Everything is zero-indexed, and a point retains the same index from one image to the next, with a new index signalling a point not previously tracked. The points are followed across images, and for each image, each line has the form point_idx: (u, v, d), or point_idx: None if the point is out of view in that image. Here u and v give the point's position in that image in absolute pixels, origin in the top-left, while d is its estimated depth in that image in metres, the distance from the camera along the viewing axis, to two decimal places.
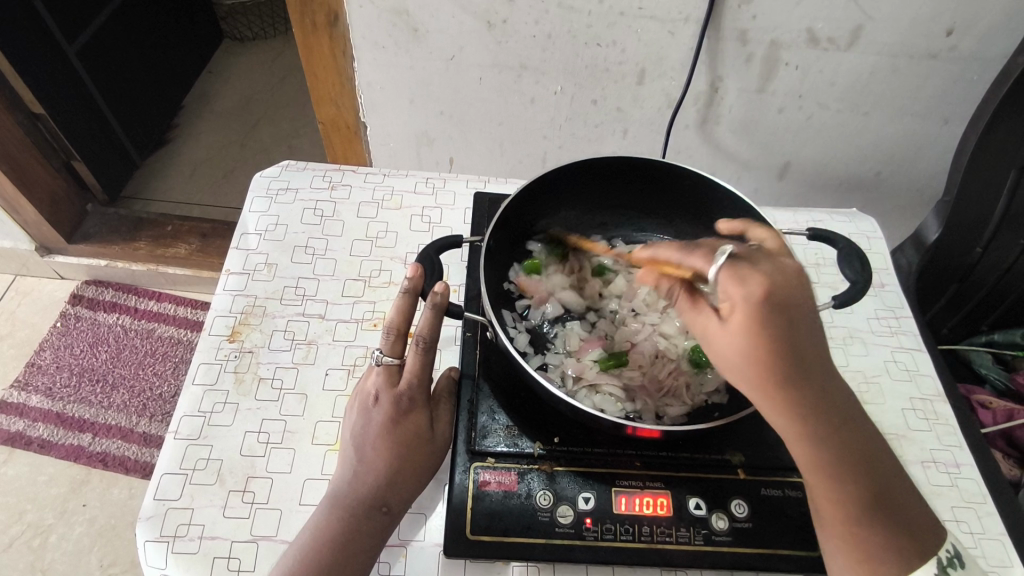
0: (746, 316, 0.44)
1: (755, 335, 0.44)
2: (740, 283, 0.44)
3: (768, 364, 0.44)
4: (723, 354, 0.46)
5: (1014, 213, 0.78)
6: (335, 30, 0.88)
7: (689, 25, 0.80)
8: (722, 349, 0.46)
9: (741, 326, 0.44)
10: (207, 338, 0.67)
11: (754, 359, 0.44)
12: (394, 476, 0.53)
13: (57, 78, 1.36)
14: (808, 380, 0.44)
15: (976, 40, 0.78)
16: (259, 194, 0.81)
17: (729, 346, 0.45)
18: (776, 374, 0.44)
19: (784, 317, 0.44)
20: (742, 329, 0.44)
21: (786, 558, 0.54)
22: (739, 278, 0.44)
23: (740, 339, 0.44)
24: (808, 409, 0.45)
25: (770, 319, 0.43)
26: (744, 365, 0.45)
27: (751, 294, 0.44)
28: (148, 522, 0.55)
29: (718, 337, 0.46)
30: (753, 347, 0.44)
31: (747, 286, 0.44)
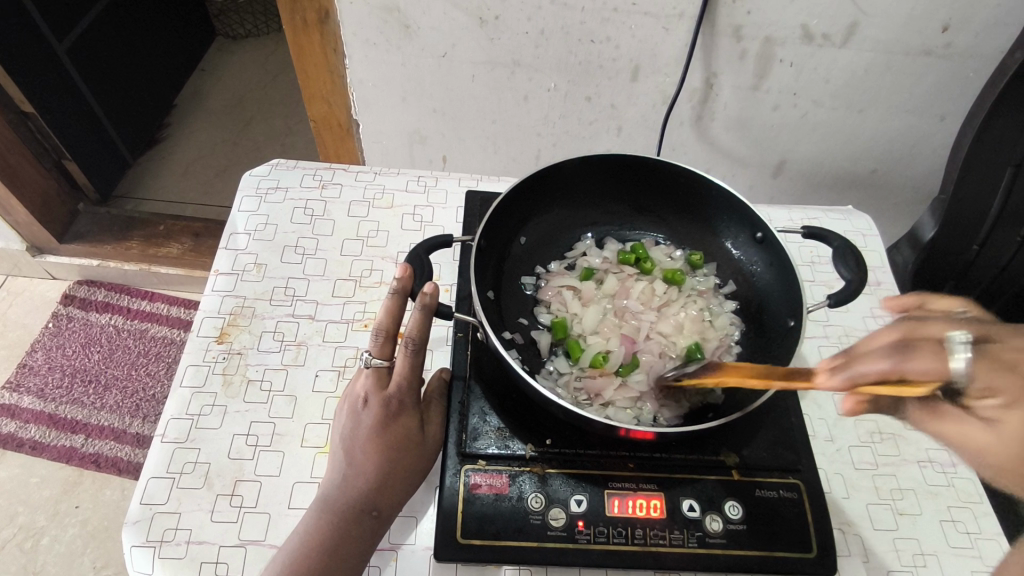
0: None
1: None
2: (1010, 372, 0.42)
3: (1022, 451, 0.42)
4: (976, 445, 0.45)
5: (1012, 210, 0.76)
6: (325, 27, 0.87)
7: (683, 22, 0.80)
8: (988, 445, 0.44)
9: (1022, 419, 0.42)
10: (195, 339, 0.66)
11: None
12: (384, 480, 0.52)
13: (47, 77, 1.34)
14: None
15: (973, 36, 0.77)
16: (248, 193, 0.80)
17: (998, 441, 0.43)
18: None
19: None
20: (1011, 417, 0.43)
21: (780, 560, 0.54)
22: (1010, 368, 0.42)
23: (1014, 428, 0.42)
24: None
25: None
26: (999, 457, 0.43)
27: (1016, 384, 0.42)
28: (134, 527, 0.54)
29: (977, 435, 0.44)
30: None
31: (1008, 374, 0.42)
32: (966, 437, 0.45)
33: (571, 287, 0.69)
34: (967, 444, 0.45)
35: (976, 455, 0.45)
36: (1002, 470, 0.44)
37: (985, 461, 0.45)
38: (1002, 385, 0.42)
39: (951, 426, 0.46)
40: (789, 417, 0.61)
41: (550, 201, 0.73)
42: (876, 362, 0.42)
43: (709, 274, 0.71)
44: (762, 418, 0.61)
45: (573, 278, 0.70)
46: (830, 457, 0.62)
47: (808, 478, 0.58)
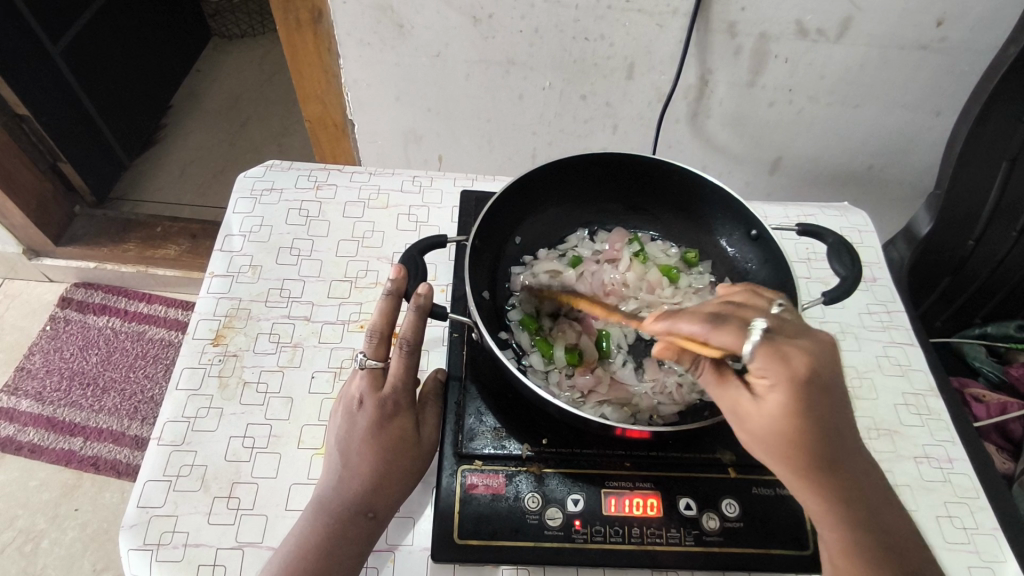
0: (790, 390, 0.41)
1: (789, 412, 0.42)
2: (781, 362, 0.41)
3: (780, 429, 0.43)
4: (751, 420, 0.44)
5: (1006, 205, 0.77)
6: (319, 27, 0.87)
7: (677, 18, 0.79)
8: (757, 422, 0.44)
9: (780, 404, 0.42)
10: (191, 341, 0.66)
11: (787, 427, 0.43)
12: (379, 481, 0.52)
13: (42, 80, 1.34)
14: (807, 441, 0.43)
15: (967, 31, 0.77)
16: (243, 195, 0.80)
17: (762, 416, 0.43)
18: (801, 438, 0.43)
19: (815, 388, 0.41)
20: (779, 403, 0.42)
21: (777, 557, 0.54)
22: (782, 357, 0.41)
23: (780, 410, 0.42)
24: (802, 466, 0.44)
25: (797, 391, 0.41)
26: (763, 432, 0.44)
27: (785, 373, 0.41)
28: (131, 530, 0.54)
29: (751, 412, 0.44)
30: (791, 415, 0.42)
31: (780, 365, 0.41)
32: (743, 413, 0.45)
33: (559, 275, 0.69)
34: (744, 418, 0.45)
35: (745, 426, 0.45)
36: (757, 441, 0.45)
37: (752, 435, 0.45)
38: (765, 369, 0.42)
39: (730, 399, 0.45)
40: None
41: (543, 200, 0.73)
42: (687, 320, 0.43)
43: (705, 271, 0.71)
44: None
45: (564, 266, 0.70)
46: None
47: None
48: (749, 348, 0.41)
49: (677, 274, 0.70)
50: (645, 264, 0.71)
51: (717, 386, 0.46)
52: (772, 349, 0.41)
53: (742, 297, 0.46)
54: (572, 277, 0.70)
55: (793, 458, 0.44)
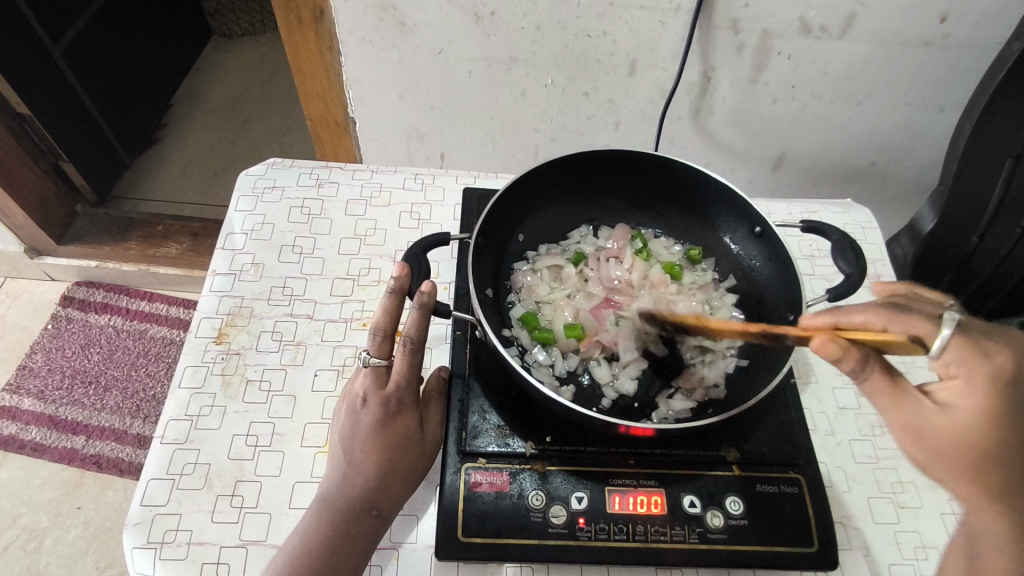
0: (986, 385, 0.44)
1: (981, 409, 0.44)
2: (974, 359, 0.44)
3: (966, 432, 0.44)
4: (930, 430, 0.45)
5: (1011, 201, 0.76)
6: (320, 25, 0.87)
7: (680, 15, 0.79)
8: (941, 430, 0.45)
9: (978, 400, 0.44)
10: (194, 340, 0.66)
11: (978, 429, 0.44)
12: (384, 479, 0.52)
13: (42, 78, 1.34)
14: (995, 448, 0.44)
15: (971, 27, 0.77)
16: (245, 193, 0.80)
17: (950, 423, 0.45)
18: (982, 444, 0.44)
19: (1020, 389, 0.44)
20: (966, 400, 0.44)
21: (782, 555, 0.54)
22: (978, 352, 0.44)
23: (968, 411, 0.44)
24: (984, 481, 0.45)
25: (996, 389, 0.43)
26: (939, 438, 0.45)
27: (983, 369, 0.44)
28: (135, 529, 0.54)
29: (932, 420, 0.45)
30: (980, 413, 0.44)
31: (981, 362, 0.44)
32: (922, 422, 0.45)
33: (557, 268, 0.70)
34: (921, 428, 0.45)
35: (925, 437, 0.45)
36: (939, 453, 0.45)
37: (928, 444, 0.45)
38: (958, 365, 0.44)
39: (906, 410, 0.45)
40: (789, 411, 0.61)
41: (546, 197, 0.73)
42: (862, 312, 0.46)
43: (708, 268, 0.71)
44: (761, 412, 0.61)
45: (563, 260, 0.71)
46: (832, 451, 0.62)
47: (810, 473, 0.58)
48: (941, 338, 0.44)
49: (678, 271, 0.69)
50: (647, 262, 0.70)
51: (891, 397, 0.46)
52: (969, 339, 0.44)
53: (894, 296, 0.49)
54: (571, 274, 0.70)
55: (965, 467, 0.45)
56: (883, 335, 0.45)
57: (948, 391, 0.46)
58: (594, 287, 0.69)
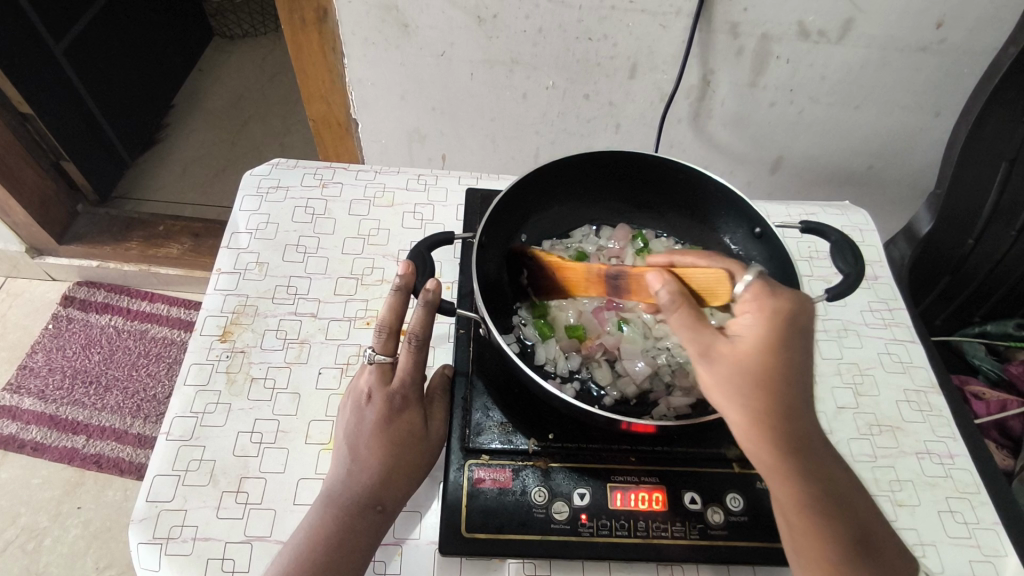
0: (767, 320, 0.48)
1: (764, 343, 0.46)
2: (769, 295, 0.49)
3: (752, 364, 0.46)
4: (721, 360, 0.46)
5: (1004, 206, 0.78)
6: (324, 26, 0.87)
7: (680, 19, 0.80)
8: (729, 359, 0.46)
9: (761, 336, 0.47)
10: (199, 338, 0.67)
11: (762, 359, 0.46)
12: (388, 474, 0.53)
13: (44, 78, 1.34)
14: (777, 383, 0.46)
15: (967, 32, 0.78)
16: (249, 193, 0.80)
17: (737, 353, 0.46)
18: (769, 376, 0.46)
19: (791, 326, 0.48)
20: (755, 332, 0.47)
21: (781, 552, 0.54)
22: (770, 292, 0.49)
23: (757, 337, 0.47)
24: (762, 410, 0.45)
25: (777, 322, 0.47)
26: (733, 369, 0.46)
27: (768, 305, 0.48)
28: (140, 524, 0.55)
29: (723, 351, 0.47)
30: (764, 346, 0.46)
31: (769, 297, 0.49)
32: (714, 351, 0.47)
33: None
34: (715, 358, 0.47)
35: (716, 368, 0.46)
36: (726, 386, 0.46)
37: (719, 374, 0.46)
38: (751, 302, 0.49)
39: (705, 334, 0.47)
40: None
41: (549, 197, 0.74)
42: (691, 255, 0.59)
43: None
44: None
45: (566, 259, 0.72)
46: None
47: None
48: (747, 280, 0.51)
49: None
50: (647, 260, 0.71)
51: (693, 329, 0.48)
52: (764, 282, 0.50)
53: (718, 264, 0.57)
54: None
55: (762, 404, 0.46)
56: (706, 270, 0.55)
57: (739, 325, 0.49)
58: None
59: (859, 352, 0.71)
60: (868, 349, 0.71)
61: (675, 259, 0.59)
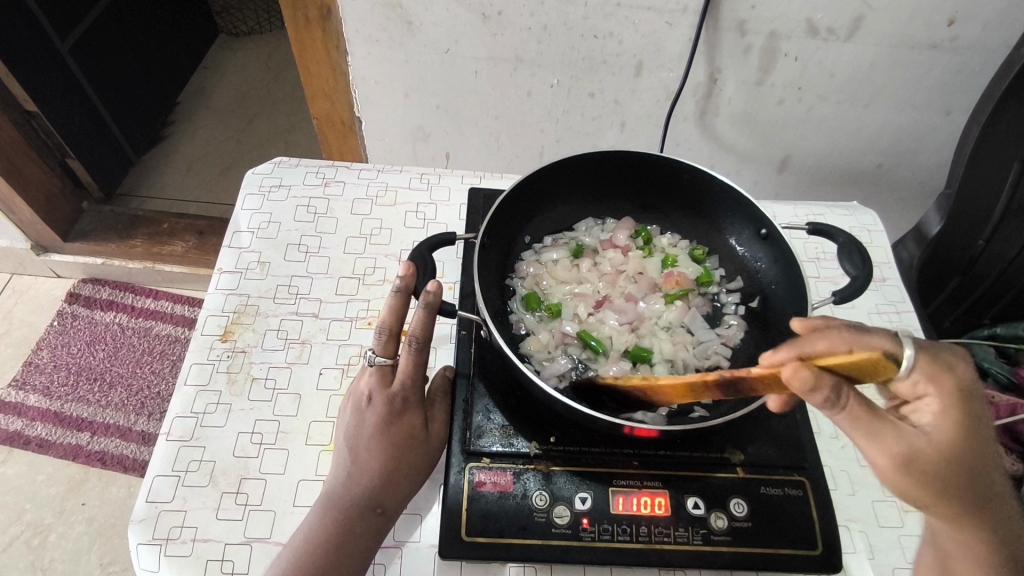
0: (953, 400, 0.43)
1: (955, 429, 0.43)
2: (947, 373, 0.43)
3: (952, 452, 0.43)
4: (919, 456, 0.42)
5: (1018, 206, 0.75)
6: (327, 24, 0.87)
7: (686, 16, 0.79)
8: (929, 457, 0.42)
9: (949, 419, 0.43)
10: (200, 337, 0.66)
11: (957, 445, 0.43)
12: (389, 478, 0.52)
13: (49, 75, 1.34)
14: (970, 464, 0.43)
15: (978, 30, 0.76)
16: (251, 192, 0.80)
17: (936, 446, 0.42)
18: (962, 462, 0.43)
19: (972, 403, 0.44)
20: (941, 420, 0.43)
21: (785, 558, 0.53)
22: (945, 368, 0.43)
23: (947, 423, 0.43)
24: (955, 496, 0.43)
25: (961, 404, 0.43)
26: (929, 462, 0.42)
27: (953, 384, 0.43)
28: (140, 525, 0.54)
29: (919, 441, 0.43)
30: (958, 437, 0.43)
31: (947, 376, 0.43)
32: (910, 448, 0.42)
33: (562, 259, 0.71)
34: (910, 455, 0.42)
35: (911, 467, 0.42)
36: (923, 482, 0.43)
37: (916, 475, 0.42)
38: (927, 384, 0.43)
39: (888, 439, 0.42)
40: (794, 414, 0.61)
41: (553, 197, 0.73)
42: (819, 339, 0.42)
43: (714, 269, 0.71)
44: (765, 417, 0.61)
45: (566, 252, 0.71)
46: (837, 455, 0.62)
47: (814, 475, 0.57)
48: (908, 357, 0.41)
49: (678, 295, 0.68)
50: (646, 256, 0.71)
51: (870, 427, 0.42)
52: (932, 357, 0.43)
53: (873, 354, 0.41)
54: (568, 266, 0.70)
55: (957, 490, 0.43)
56: (850, 358, 0.41)
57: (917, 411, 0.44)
58: (597, 277, 0.70)
59: None
60: None
61: (803, 348, 0.42)
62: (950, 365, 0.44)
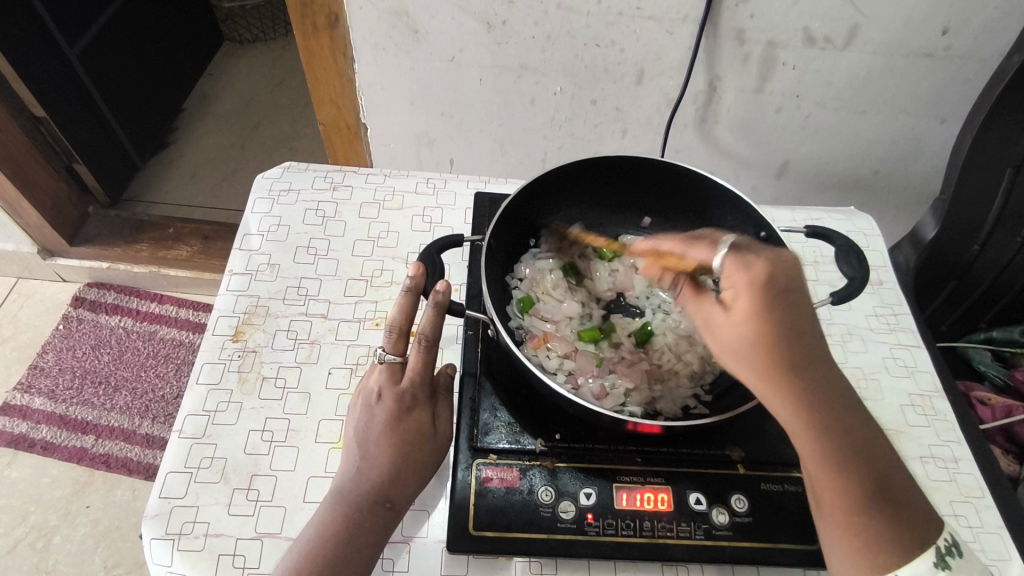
0: (755, 289, 0.45)
1: (755, 317, 0.44)
2: (744, 268, 0.46)
3: (744, 333, 0.45)
4: (720, 328, 0.47)
5: (1012, 211, 0.78)
6: (335, 31, 0.89)
7: (687, 26, 0.81)
8: (725, 329, 0.46)
9: (751, 311, 0.44)
10: (212, 337, 0.68)
11: (751, 331, 0.44)
12: (398, 472, 0.54)
13: (58, 81, 1.36)
14: (780, 349, 0.44)
15: (971, 39, 0.78)
16: (261, 195, 0.81)
17: (729, 325, 0.46)
18: (772, 350, 0.44)
19: (775, 293, 0.44)
20: (741, 305, 0.45)
21: (785, 552, 0.55)
22: (745, 264, 0.46)
23: (742, 307, 0.45)
24: (785, 385, 0.45)
25: (764, 293, 0.44)
26: (728, 341, 0.46)
27: (748, 276, 0.45)
28: (153, 520, 0.55)
29: (721, 318, 0.47)
30: (754, 320, 0.44)
31: (744, 270, 0.46)
32: (713, 324, 0.47)
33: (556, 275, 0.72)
34: (712, 328, 0.48)
35: (717, 336, 0.47)
36: (728, 355, 0.46)
37: (723, 344, 0.47)
38: (733, 275, 0.46)
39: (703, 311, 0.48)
40: None
41: (556, 201, 0.75)
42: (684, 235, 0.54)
43: None
44: (765, 416, 0.62)
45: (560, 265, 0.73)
46: None
47: None
48: (720, 255, 0.47)
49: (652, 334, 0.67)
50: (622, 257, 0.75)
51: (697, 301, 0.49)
52: (738, 253, 0.47)
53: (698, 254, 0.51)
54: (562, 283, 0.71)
55: (772, 375, 0.45)
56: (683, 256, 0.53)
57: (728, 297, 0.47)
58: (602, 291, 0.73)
59: (864, 359, 0.72)
60: (871, 356, 0.72)
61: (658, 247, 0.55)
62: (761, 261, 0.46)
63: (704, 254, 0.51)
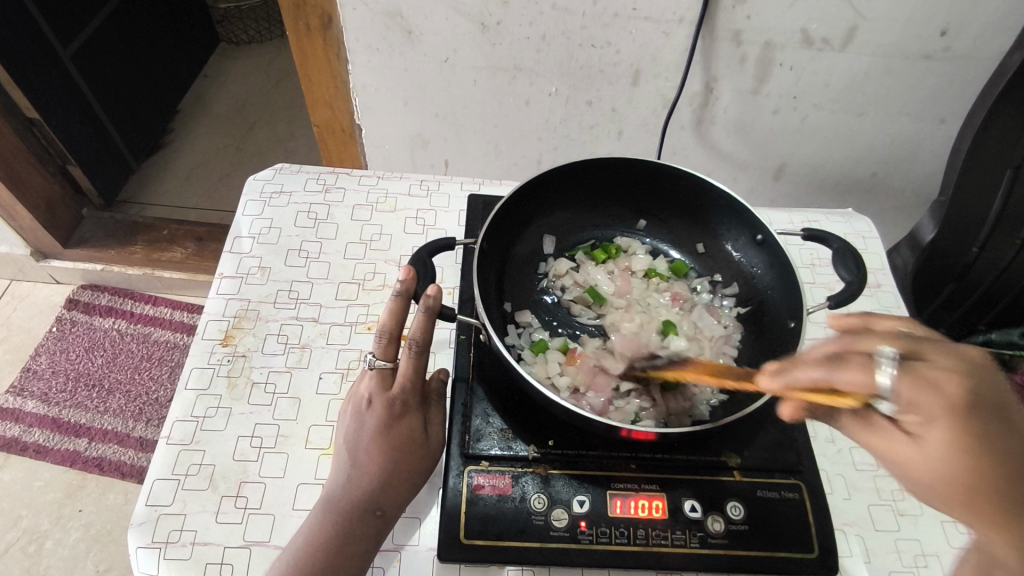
0: (949, 420, 0.39)
1: (953, 448, 0.40)
2: (931, 390, 0.40)
3: (936, 459, 0.41)
4: (910, 457, 0.43)
5: (1011, 212, 0.76)
6: (328, 32, 0.88)
7: (683, 26, 0.80)
8: (912, 454, 0.43)
9: (948, 439, 0.40)
10: (201, 341, 0.67)
11: (953, 460, 0.40)
12: (388, 480, 0.53)
13: (51, 82, 1.35)
14: (978, 466, 0.40)
15: (970, 41, 0.78)
16: (252, 198, 0.81)
17: (920, 451, 0.42)
18: (966, 471, 0.40)
19: (980, 416, 0.39)
20: (938, 435, 0.40)
21: (782, 560, 0.54)
22: (930, 387, 0.40)
23: (942, 439, 0.40)
24: (965, 491, 0.41)
25: (959, 423, 0.39)
26: (922, 463, 0.42)
27: (942, 406, 0.39)
28: (139, 528, 0.54)
29: (905, 446, 0.43)
30: (947, 449, 0.40)
31: (930, 397, 0.40)
32: (895, 450, 0.44)
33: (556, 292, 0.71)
34: (895, 455, 0.44)
35: (903, 463, 0.44)
36: (918, 475, 0.43)
37: (908, 462, 0.43)
38: (922, 408, 0.40)
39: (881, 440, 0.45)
40: (791, 418, 0.62)
41: (550, 203, 0.74)
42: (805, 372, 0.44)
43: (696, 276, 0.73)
44: (761, 421, 0.61)
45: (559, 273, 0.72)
46: (832, 459, 0.62)
47: (811, 479, 0.58)
48: (884, 379, 0.40)
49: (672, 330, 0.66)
50: (613, 260, 0.74)
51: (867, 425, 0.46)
52: (914, 381, 0.40)
53: (838, 380, 0.42)
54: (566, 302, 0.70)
55: (955, 489, 0.41)
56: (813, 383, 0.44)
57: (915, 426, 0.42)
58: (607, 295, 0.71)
59: None
60: None
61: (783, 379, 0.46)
62: (947, 385, 0.39)
63: (849, 383, 0.41)
